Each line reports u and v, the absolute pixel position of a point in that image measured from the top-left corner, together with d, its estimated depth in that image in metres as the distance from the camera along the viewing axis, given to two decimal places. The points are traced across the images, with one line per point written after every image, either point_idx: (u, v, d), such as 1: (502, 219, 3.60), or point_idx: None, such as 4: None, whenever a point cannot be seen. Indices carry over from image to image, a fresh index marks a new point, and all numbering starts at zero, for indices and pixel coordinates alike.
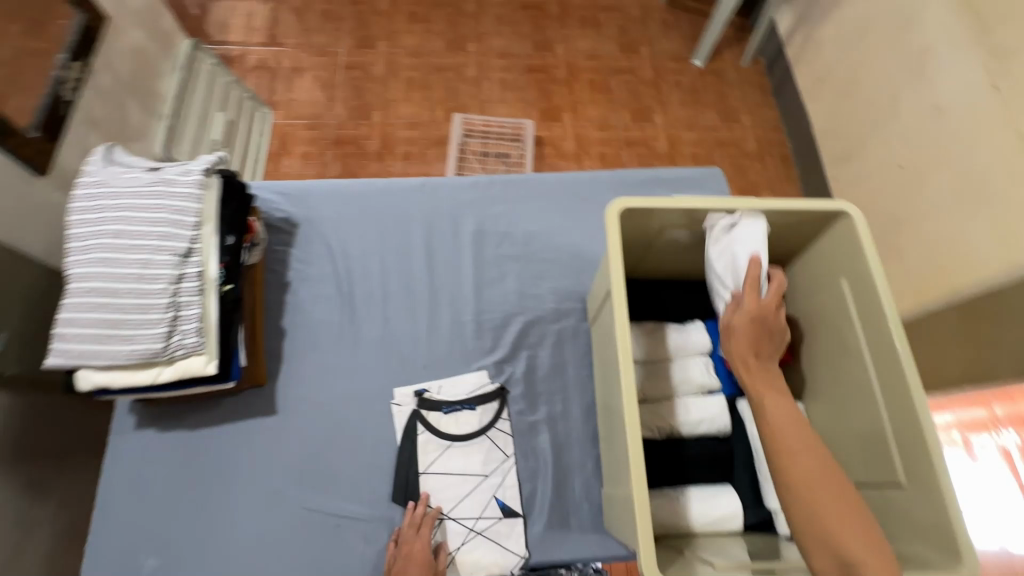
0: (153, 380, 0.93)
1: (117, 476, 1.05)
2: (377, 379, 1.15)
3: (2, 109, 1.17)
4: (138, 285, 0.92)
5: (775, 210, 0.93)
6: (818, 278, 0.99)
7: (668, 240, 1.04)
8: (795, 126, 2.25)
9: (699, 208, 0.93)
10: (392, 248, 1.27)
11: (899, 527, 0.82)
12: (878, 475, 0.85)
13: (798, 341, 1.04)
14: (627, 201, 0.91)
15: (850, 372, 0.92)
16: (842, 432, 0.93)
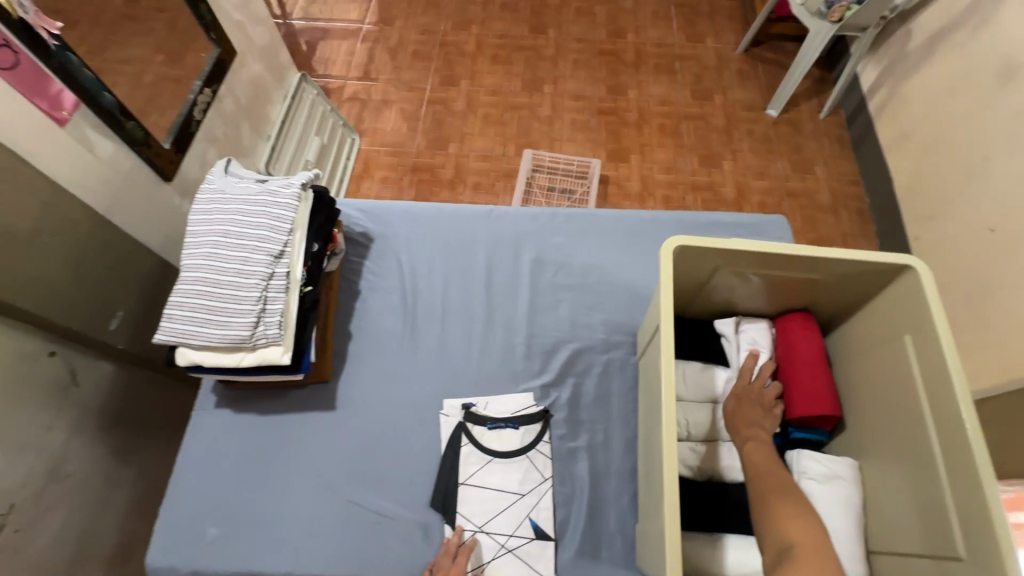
0: (237, 363, 1.04)
1: (194, 448, 1.17)
2: (429, 388, 1.22)
3: (146, 124, 1.39)
4: (236, 279, 1.05)
5: (836, 260, 0.93)
6: (881, 334, 0.96)
7: (722, 281, 1.05)
8: (874, 180, 2.18)
9: (756, 251, 0.94)
10: (455, 267, 1.36)
11: None
12: (935, 546, 0.80)
13: (857, 397, 1.00)
14: (683, 239, 0.94)
15: (910, 435, 0.88)
16: (901, 497, 0.88)
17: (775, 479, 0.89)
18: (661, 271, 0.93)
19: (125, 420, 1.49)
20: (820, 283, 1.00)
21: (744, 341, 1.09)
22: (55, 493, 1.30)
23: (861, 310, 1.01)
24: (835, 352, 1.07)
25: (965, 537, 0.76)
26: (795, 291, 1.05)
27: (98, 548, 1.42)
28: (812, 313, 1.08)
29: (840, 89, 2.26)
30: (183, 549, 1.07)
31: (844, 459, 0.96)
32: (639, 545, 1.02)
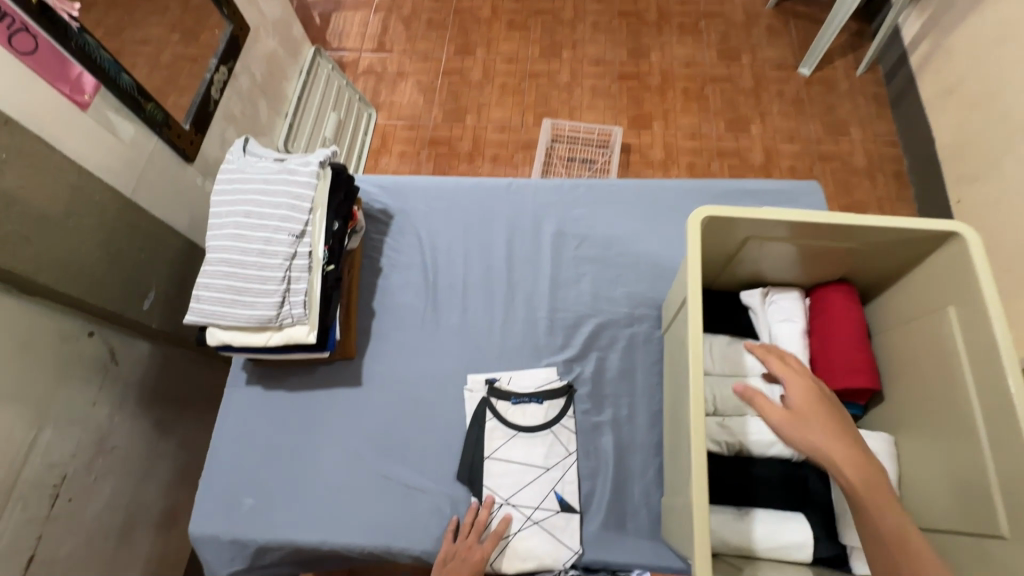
0: (265, 342, 1.06)
1: (229, 422, 1.21)
2: (452, 364, 1.23)
3: (165, 104, 1.39)
4: (260, 259, 1.06)
5: (877, 227, 0.88)
6: (921, 305, 0.92)
7: (754, 251, 1.01)
8: (913, 141, 2.06)
9: (789, 220, 0.90)
10: (476, 242, 1.34)
11: None
12: (975, 521, 0.78)
13: (895, 370, 0.96)
14: (712, 209, 0.91)
15: (951, 409, 0.85)
16: (938, 471, 0.86)
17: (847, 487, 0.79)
18: (689, 243, 0.90)
19: (163, 396, 1.55)
20: (859, 252, 0.96)
21: (776, 313, 1.06)
22: (102, 464, 1.36)
23: (901, 281, 0.97)
24: (873, 324, 1.03)
25: (1009, 514, 0.73)
26: (831, 261, 1.00)
27: (146, 516, 1.51)
28: (850, 284, 1.04)
29: (879, 43, 2.12)
30: (223, 518, 1.12)
31: (879, 434, 0.94)
32: (665, 516, 1.03)
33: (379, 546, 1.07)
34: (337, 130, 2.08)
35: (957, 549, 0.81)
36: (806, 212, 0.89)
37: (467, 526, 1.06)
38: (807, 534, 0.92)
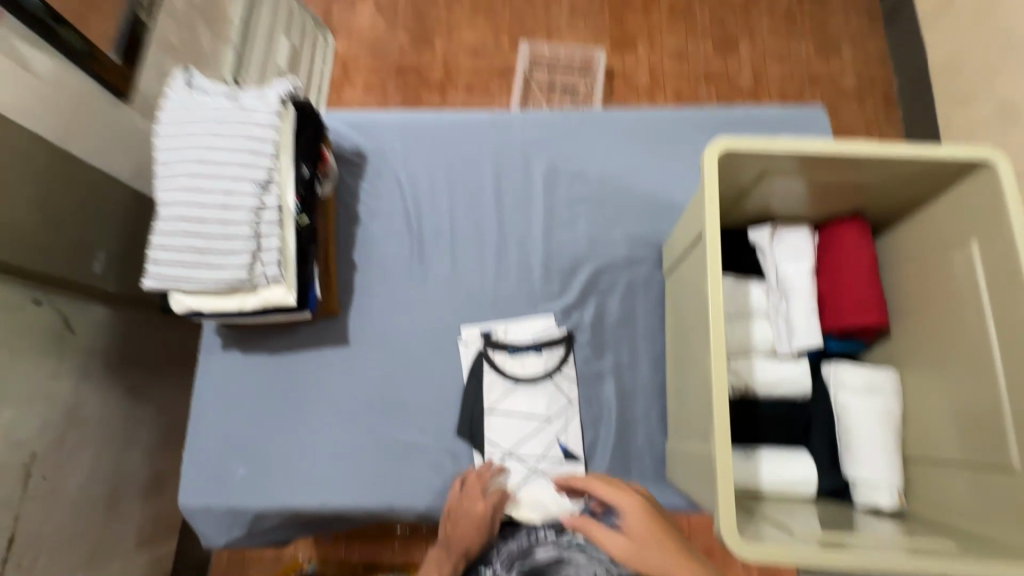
0: (239, 306, 0.97)
1: (209, 389, 1.13)
2: (444, 317, 1.16)
3: (85, 30, 1.18)
4: (223, 214, 0.94)
5: (903, 157, 0.82)
6: (938, 239, 0.88)
7: (768, 188, 0.94)
8: (905, 60, 1.96)
9: (810, 152, 0.83)
10: (460, 185, 1.23)
11: (999, 512, 0.76)
12: (984, 454, 0.79)
13: (906, 307, 0.94)
14: (728, 142, 0.83)
15: (966, 345, 0.83)
16: (948, 406, 0.86)
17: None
18: (705, 181, 0.83)
19: (131, 364, 1.45)
20: (880, 184, 0.90)
21: (783, 252, 1.01)
22: (76, 438, 1.28)
23: (918, 214, 0.92)
24: (884, 260, 1.00)
25: (1021, 447, 0.74)
26: (848, 195, 0.94)
27: (131, 484, 1.46)
28: (863, 218, 0.99)
29: None
30: (215, 489, 1.07)
31: (885, 372, 0.93)
32: (670, 460, 1.03)
33: (383, 506, 1.05)
34: (292, 59, 1.84)
35: (960, 480, 0.82)
36: (830, 142, 0.82)
37: (475, 478, 1.02)
38: (811, 469, 0.93)
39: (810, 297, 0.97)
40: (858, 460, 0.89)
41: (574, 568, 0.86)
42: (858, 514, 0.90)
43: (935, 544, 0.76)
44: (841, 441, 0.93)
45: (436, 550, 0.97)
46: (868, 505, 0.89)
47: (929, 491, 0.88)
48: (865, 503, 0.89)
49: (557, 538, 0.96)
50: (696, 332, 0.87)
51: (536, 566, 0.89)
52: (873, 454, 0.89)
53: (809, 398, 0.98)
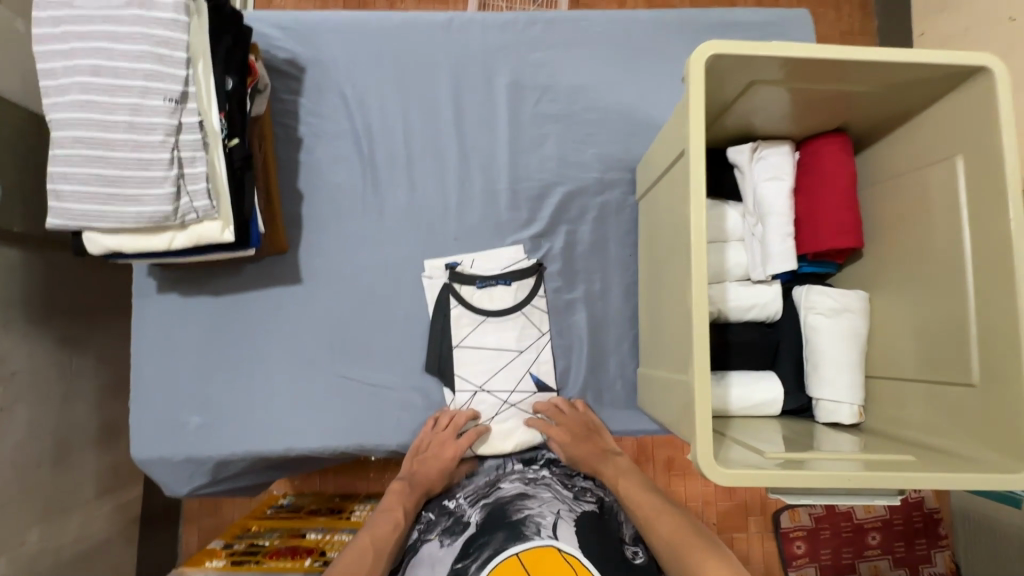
0: (168, 246, 0.84)
1: (148, 337, 1.03)
2: (405, 250, 1.07)
3: None
4: (132, 137, 0.78)
5: (900, 64, 0.76)
6: (921, 156, 0.85)
7: (753, 100, 0.86)
8: None
9: (806, 57, 0.75)
10: (415, 100, 1.09)
11: (954, 424, 0.79)
12: (943, 371, 0.81)
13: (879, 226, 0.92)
14: (718, 45, 0.73)
15: (935, 266, 0.83)
16: (910, 327, 0.87)
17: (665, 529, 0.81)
18: (690, 91, 0.73)
19: (57, 311, 1.32)
20: (870, 94, 0.83)
21: (762, 172, 0.95)
22: (7, 393, 1.17)
23: (905, 129, 0.87)
24: (862, 177, 0.96)
25: (983, 362, 0.75)
26: (835, 108, 0.88)
27: (79, 435, 1.39)
28: (845, 134, 0.94)
29: None
30: (168, 439, 1.01)
31: (855, 292, 0.92)
32: (642, 387, 1.03)
33: (352, 446, 1.02)
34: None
35: (916, 394, 0.85)
36: (828, 46, 0.74)
37: (446, 419, 1.01)
38: (777, 390, 0.95)
39: (787, 220, 0.92)
40: (824, 379, 0.90)
41: (538, 502, 0.86)
42: (817, 429, 0.92)
43: (893, 455, 0.79)
44: (810, 362, 0.93)
45: (399, 483, 0.96)
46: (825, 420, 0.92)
47: (884, 405, 0.91)
48: (823, 419, 0.92)
49: (522, 473, 0.98)
50: (671, 260, 0.82)
51: (500, 500, 0.88)
52: (838, 372, 0.90)
53: (778, 321, 0.99)
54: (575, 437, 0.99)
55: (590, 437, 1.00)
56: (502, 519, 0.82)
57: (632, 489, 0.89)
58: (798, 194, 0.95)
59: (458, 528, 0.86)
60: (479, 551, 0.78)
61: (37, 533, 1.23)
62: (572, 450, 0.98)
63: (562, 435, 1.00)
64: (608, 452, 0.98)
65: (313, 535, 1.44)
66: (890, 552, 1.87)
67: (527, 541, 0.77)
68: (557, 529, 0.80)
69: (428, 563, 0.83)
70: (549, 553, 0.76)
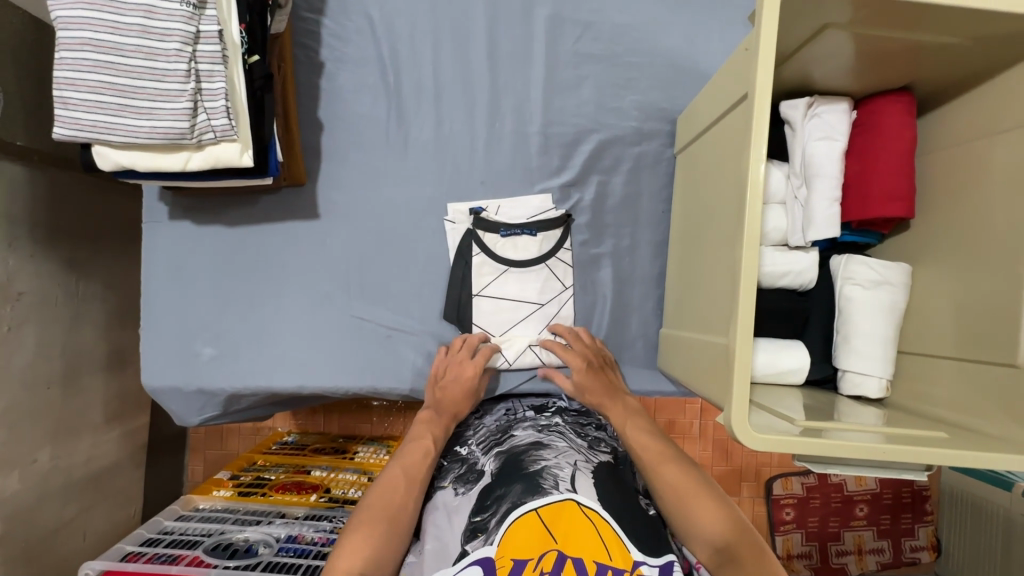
0: (183, 167, 0.79)
1: (160, 265, 1.00)
2: (428, 191, 1.03)
3: None
4: (145, 43, 0.71)
5: (988, 15, 0.69)
6: (991, 122, 0.79)
7: (823, 51, 0.79)
8: None
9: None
10: (446, 28, 1.02)
11: (990, 405, 0.77)
12: (986, 351, 0.78)
13: (933, 196, 0.87)
14: None
15: (990, 241, 0.78)
16: (951, 303, 0.84)
17: (670, 475, 0.79)
18: (763, 36, 0.67)
19: (63, 232, 1.28)
20: (947, 49, 0.76)
21: (813, 131, 0.88)
22: (14, 313, 1.15)
23: (979, 92, 0.81)
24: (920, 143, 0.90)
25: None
26: (905, 65, 0.81)
27: (87, 360, 1.38)
28: (910, 94, 0.87)
29: None
30: (180, 369, 1.00)
31: (897, 264, 0.88)
32: (663, 346, 1.01)
33: (366, 388, 1.01)
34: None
35: (948, 370, 0.83)
36: None
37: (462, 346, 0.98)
38: (804, 359, 0.92)
39: (835, 183, 0.86)
40: (855, 351, 0.88)
41: (553, 453, 0.85)
42: (839, 400, 0.90)
43: (923, 429, 0.76)
44: (842, 333, 0.90)
45: (427, 412, 0.93)
46: (850, 392, 0.90)
47: (911, 379, 0.89)
48: (847, 391, 0.90)
49: (535, 420, 0.97)
50: (717, 217, 0.78)
51: (514, 450, 0.87)
52: (869, 345, 0.87)
53: (810, 289, 0.95)
54: (585, 374, 0.94)
55: (601, 370, 0.96)
56: (517, 471, 0.82)
57: (640, 437, 0.85)
58: (849, 156, 0.89)
59: (471, 477, 0.87)
60: (496, 504, 0.78)
61: (47, 453, 1.24)
62: (582, 381, 0.94)
63: (575, 374, 0.95)
64: (618, 389, 0.95)
65: (317, 472, 1.46)
66: (875, 524, 1.91)
67: (546, 495, 0.76)
68: (575, 482, 0.79)
69: (444, 512, 0.83)
70: (568, 507, 0.75)
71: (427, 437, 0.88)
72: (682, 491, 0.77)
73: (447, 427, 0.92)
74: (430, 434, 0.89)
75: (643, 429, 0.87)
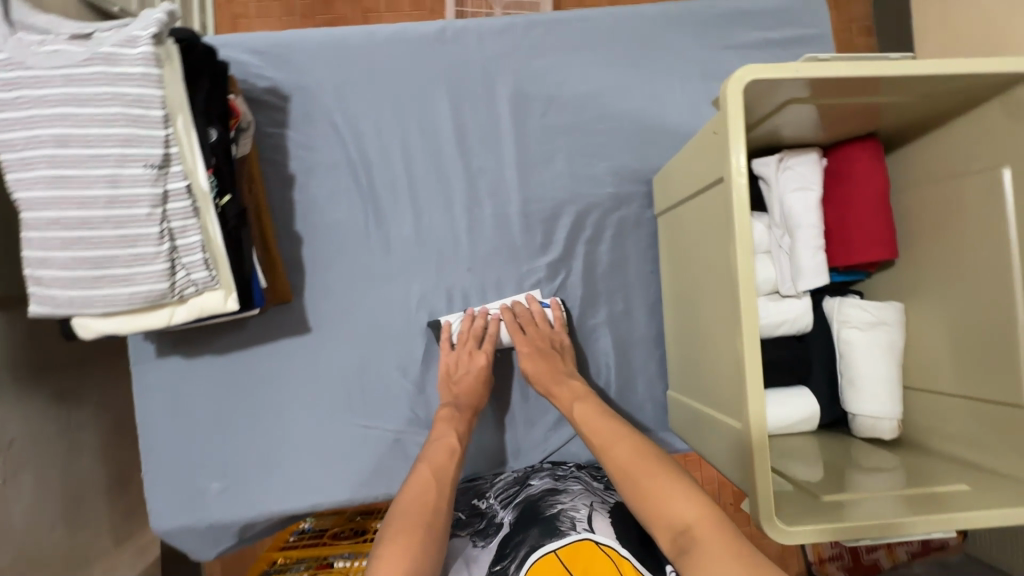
0: (167, 322, 0.77)
1: (154, 402, 0.98)
2: (415, 285, 1.02)
3: None
4: (113, 212, 0.70)
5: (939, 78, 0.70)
6: (955, 167, 0.80)
7: (785, 118, 0.80)
8: None
9: (845, 77, 0.68)
10: (412, 121, 1.01)
11: (997, 444, 0.77)
12: (982, 387, 0.79)
13: (918, 233, 0.87)
14: (750, 72, 0.67)
15: (973, 279, 0.79)
16: (942, 339, 0.85)
17: (627, 453, 0.74)
18: (729, 127, 0.68)
19: (49, 365, 1.25)
20: (902, 106, 0.78)
21: (792, 182, 0.86)
22: (7, 463, 1.11)
23: (946, 133, 0.82)
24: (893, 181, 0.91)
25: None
26: (868, 120, 0.82)
27: (89, 489, 1.34)
28: (877, 139, 0.88)
29: None
30: (190, 507, 0.97)
31: (891, 302, 0.88)
32: (672, 409, 1.01)
33: (381, 495, 0.99)
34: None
35: (960, 409, 0.82)
36: (867, 62, 0.67)
37: (468, 330, 0.97)
38: (812, 404, 0.91)
39: (817, 234, 0.85)
40: (866, 396, 0.87)
41: (569, 496, 0.83)
42: (853, 444, 0.91)
43: (945, 483, 0.76)
44: (848, 373, 0.89)
45: (447, 410, 0.92)
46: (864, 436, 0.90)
47: (924, 416, 0.88)
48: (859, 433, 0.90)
49: (552, 470, 0.96)
50: (712, 297, 0.77)
51: (530, 498, 0.85)
52: (879, 388, 0.87)
53: (808, 334, 0.94)
54: (532, 357, 0.93)
55: (550, 354, 0.94)
56: (535, 516, 0.79)
57: (596, 421, 0.81)
58: (828, 204, 0.88)
59: (491, 530, 0.84)
60: (515, 551, 0.75)
61: None
62: (528, 370, 0.93)
63: (524, 351, 0.94)
64: (565, 371, 0.93)
65: (340, 564, 1.43)
66: None
67: (563, 537, 0.73)
68: (592, 521, 0.76)
69: (463, 561, 0.80)
70: (586, 547, 0.72)
71: (451, 435, 0.86)
72: (624, 464, 0.72)
73: (461, 419, 0.91)
74: (453, 429, 0.88)
75: (594, 411, 0.83)
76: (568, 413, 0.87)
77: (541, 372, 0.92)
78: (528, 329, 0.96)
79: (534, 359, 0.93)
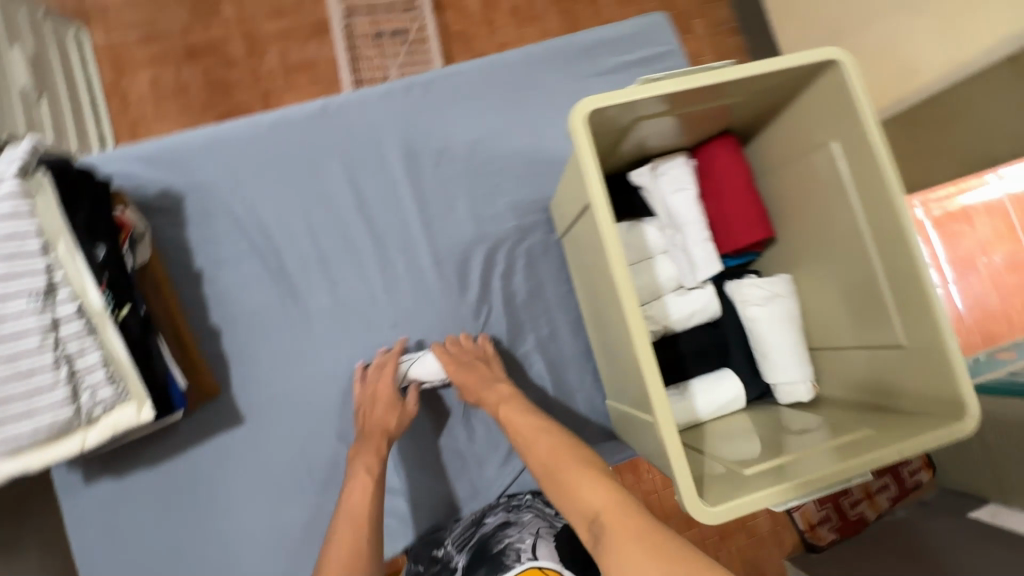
0: (79, 448, 0.79)
1: (91, 527, 0.95)
2: (341, 352, 1.03)
3: None
4: (1, 349, 0.73)
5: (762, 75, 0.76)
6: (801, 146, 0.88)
7: (648, 128, 0.86)
8: None
9: (681, 91, 0.74)
10: (309, 198, 1.04)
11: (894, 383, 0.83)
12: (867, 334, 0.84)
13: (787, 209, 0.95)
14: (590, 104, 0.72)
15: (838, 240, 0.86)
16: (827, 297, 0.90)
17: (542, 445, 0.80)
18: (581, 156, 0.73)
19: None
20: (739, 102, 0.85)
21: (669, 186, 0.94)
22: None
23: (786, 116, 0.88)
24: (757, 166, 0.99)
25: (907, 325, 0.78)
26: (718, 118, 0.89)
27: None
28: (731, 135, 0.96)
29: None
30: None
31: (781, 276, 0.94)
32: (613, 417, 1.04)
33: None
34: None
35: (856, 358, 0.88)
36: (695, 75, 0.73)
37: (377, 364, 0.99)
38: (737, 386, 0.97)
39: (701, 226, 0.94)
40: (777, 364, 0.93)
41: (517, 528, 0.90)
42: (782, 412, 0.96)
43: (856, 430, 0.82)
44: (758, 347, 0.95)
45: (355, 442, 0.95)
46: (790, 402, 0.95)
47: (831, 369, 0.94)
48: (785, 401, 0.96)
49: (507, 502, 0.99)
50: (613, 310, 0.81)
51: (482, 536, 0.91)
52: (787, 355, 0.92)
53: (721, 317, 1.00)
54: (452, 367, 0.95)
55: (472, 364, 0.96)
56: (483, 555, 0.87)
57: (516, 419, 0.86)
58: (704, 199, 0.97)
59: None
60: None
61: None
62: (454, 381, 0.94)
63: (444, 363, 0.96)
64: (493, 376, 0.95)
65: None
66: None
67: (508, 571, 0.83)
68: (536, 549, 0.85)
69: None
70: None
71: (366, 477, 0.90)
72: (552, 467, 0.77)
73: (379, 446, 0.93)
74: (375, 462, 0.91)
75: (516, 411, 0.88)
76: (496, 417, 0.90)
77: (462, 380, 0.94)
78: (449, 349, 0.99)
79: (451, 371, 0.95)
